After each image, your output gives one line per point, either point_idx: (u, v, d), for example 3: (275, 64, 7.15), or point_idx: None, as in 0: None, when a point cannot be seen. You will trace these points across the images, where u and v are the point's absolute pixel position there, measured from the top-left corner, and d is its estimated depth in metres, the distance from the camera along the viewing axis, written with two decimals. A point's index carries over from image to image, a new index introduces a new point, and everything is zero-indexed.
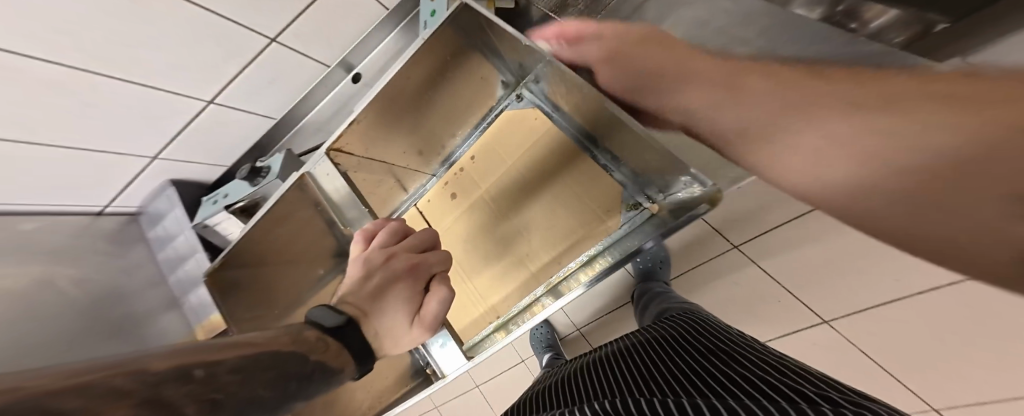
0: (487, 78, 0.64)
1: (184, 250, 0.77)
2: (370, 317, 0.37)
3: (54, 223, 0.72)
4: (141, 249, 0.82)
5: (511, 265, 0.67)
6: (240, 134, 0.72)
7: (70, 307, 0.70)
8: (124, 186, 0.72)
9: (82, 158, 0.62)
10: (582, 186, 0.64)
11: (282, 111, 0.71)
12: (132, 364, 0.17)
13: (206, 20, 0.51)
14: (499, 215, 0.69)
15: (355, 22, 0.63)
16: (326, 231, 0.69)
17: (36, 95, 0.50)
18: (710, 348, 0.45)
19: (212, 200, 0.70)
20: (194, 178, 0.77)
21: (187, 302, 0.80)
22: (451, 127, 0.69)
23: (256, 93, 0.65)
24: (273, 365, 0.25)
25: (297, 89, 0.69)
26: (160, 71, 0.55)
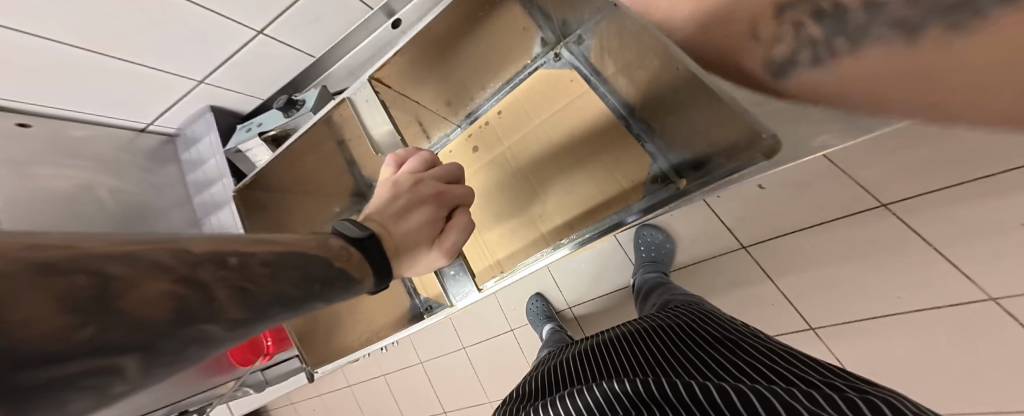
0: (528, 30, 0.63)
1: (213, 175, 0.81)
2: (391, 232, 0.38)
3: (102, 134, 0.76)
4: (173, 169, 0.86)
5: (521, 223, 0.67)
6: (280, 68, 0.73)
7: (103, 212, 0.74)
8: (167, 106, 0.75)
9: (135, 73, 0.65)
10: (608, 154, 0.63)
11: (322, 50, 0.72)
12: (169, 241, 0.17)
13: None
14: (519, 174, 0.69)
15: None
16: (346, 170, 0.75)
17: (112, 5, 0.53)
18: (718, 337, 0.43)
19: (245, 127, 0.72)
20: (230, 106, 0.79)
21: (207, 224, 0.84)
22: (483, 79, 0.69)
23: (302, 29, 0.66)
24: (300, 266, 0.25)
25: (339, 30, 0.69)
26: None
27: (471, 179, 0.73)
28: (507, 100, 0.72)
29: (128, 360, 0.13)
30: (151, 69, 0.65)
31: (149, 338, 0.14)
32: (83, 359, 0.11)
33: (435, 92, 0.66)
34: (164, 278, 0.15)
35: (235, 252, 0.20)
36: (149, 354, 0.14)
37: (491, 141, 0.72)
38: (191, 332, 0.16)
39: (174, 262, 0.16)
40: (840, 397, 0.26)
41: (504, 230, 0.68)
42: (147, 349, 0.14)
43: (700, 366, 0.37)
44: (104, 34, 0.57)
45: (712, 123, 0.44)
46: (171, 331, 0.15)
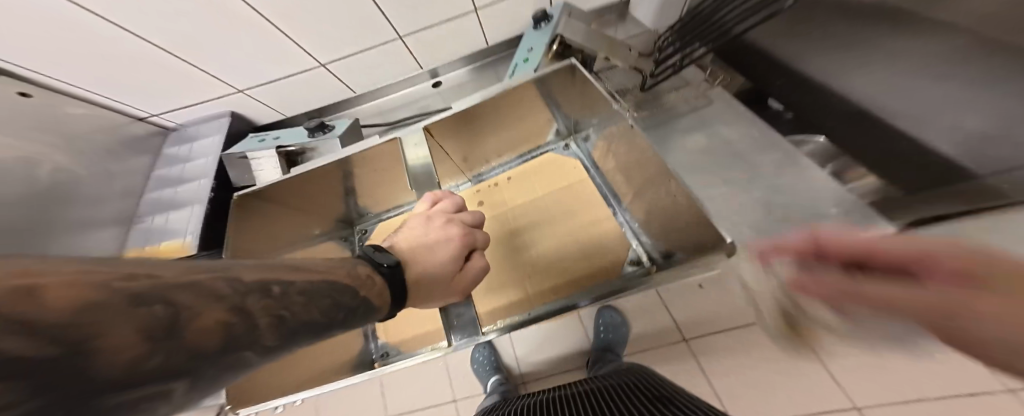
0: (547, 122, 0.79)
1: (190, 174, 0.75)
2: (416, 263, 0.40)
3: (97, 114, 0.72)
4: (144, 160, 0.79)
5: (507, 282, 0.70)
6: (320, 97, 0.80)
7: (24, 182, 0.62)
8: (185, 104, 0.75)
9: (178, 68, 0.66)
10: (594, 232, 0.72)
11: (366, 89, 0.81)
12: (223, 268, 0.17)
13: (369, 9, 0.64)
14: (516, 235, 0.75)
15: (461, 47, 0.80)
16: (342, 198, 0.77)
17: (203, 16, 0.58)
18: (656, 395, 0.46)
19: (259, 138, 0.74)
20: (250, 115, 0.80)
21: (146, 223, 0.73)
22: (501, 149, 0.81)
23: (358, 71, 0.76)
24: (330, 294, 0.24)
25: (387, 78, 0.81)
26: (306, 32, 0.65)
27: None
28: (515, 169, 0.83)
29: (175, 386, 0.12)
30: (199, 70, 0.67)
31: (196, 365, 0.13)
32: (143, 388, 0.11)
33: (458, 148, 0.75)
34: (218, 306, 0.15)
35: (279, 280, 0.20)
36: (191, 381, 0.13)
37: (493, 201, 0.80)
38: (234, 360, 0.15)
39: (229, 291, 0.16)
40: None
41: (489, 286, 0.71)
42: (189, 375, 0.13)
43: None
44: (168, 33, 0.60)
45: (682, 227, 0.56)
46: (215, 358, 0.14)
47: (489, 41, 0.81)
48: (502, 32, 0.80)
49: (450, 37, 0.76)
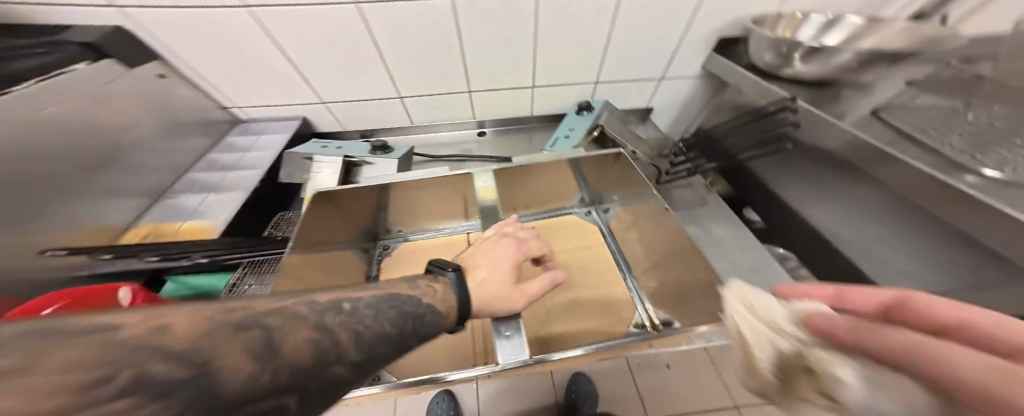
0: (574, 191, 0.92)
1: (243, 163, 0.79)
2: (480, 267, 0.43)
3: (192, 98, 0.79)
4: (201, 141, 0.82)
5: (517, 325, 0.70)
6: (383, 120, 0.94)
7: (89, 144, 0.63)
8: (266, 102, 0.85)
9: (286, 73, 0.79)
10: (604, 288, 0.76)
11: (423, 123, 0.97)
12: (301, 297, 0.23)
13: (458, 67, 0.83)
14: None
15: (512, 110, 0.98)
16: (377, 214, 0.82)
17: (335, 43, 0.73)
18: None
19: (321, 143, 0.83)
20: (317, 122, 0.92)
21: (177, 199, 0.72)
22: (531, 203, 0.92)
23: (424, 108, 0.92)
24: (393, 306, 0.27)
25: (446, 118, 0.96)
26: (404, 70, 0.81)
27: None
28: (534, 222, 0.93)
29: (288, 400, 0.17)
30: (303, 82, 0.81)
31: (298, 383, 0.18)
32: (262, 401, 0.16)
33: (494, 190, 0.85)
34: (306, 328, 0.20)
35: (349, 299, 0.25)
36: (300, 394, 0.18)
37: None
38: (329, 376, 0.20)
39: (307, 313, 0.21)
40: None
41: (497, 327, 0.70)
42: (299, 391, 0.18)
43: None
44: (298, 47, 0.74)
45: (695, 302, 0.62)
46: (314, 371, 0.19)
47: (534, 113, 1.01)
48: (548, 111, 1.00)
49: (506, 101, 0.95)
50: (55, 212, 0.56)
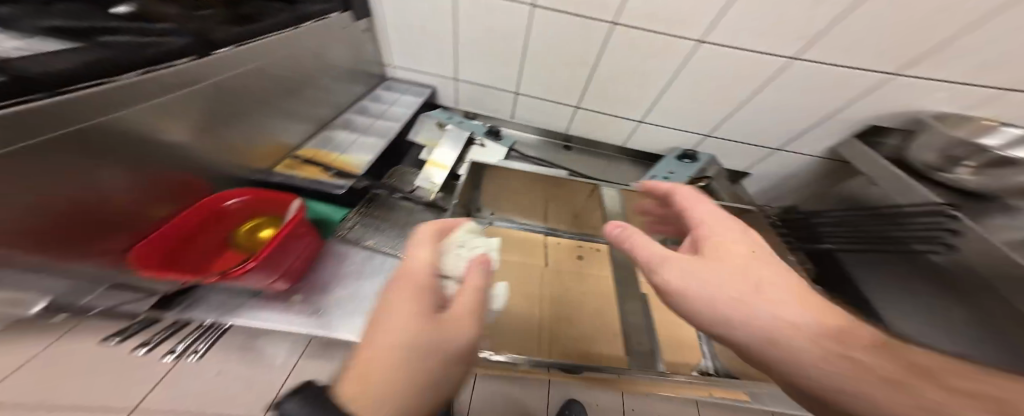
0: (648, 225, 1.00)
1: (387, 114, 1.01)
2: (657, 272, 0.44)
3: (369, 50, 1.00)
4: (359, 88, 1.03)
5: (563, 328, 0.79)
6: (494, 108, 1.13)
7: (298, 75, 0.79)
8: (417, 70, 1.06)
9: (445, 52, 0.97)
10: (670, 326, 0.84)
11: (523, 121, 1.15)
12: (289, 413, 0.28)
13: (581, 85, 0.95)
14: (601, 297, 0.87)
15: (604, 134, 1.10)
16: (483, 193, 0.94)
17: (496, 40, 0.89)
18: None
19: (448, 116, 1.09)
20: (442, 95, 1.12)
21: (336, 130, 0.94)
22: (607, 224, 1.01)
23: (530, 108, 1.09)
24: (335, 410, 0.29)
25: (545, 122, 1.13)
26: (535, 76, 0.96)
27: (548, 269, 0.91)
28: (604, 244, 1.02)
29: None
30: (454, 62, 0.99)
31: None
32: None
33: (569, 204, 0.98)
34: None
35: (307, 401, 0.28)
36: None
37: (573, 260, 0.94)
38: None
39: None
40: None
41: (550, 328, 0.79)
42: None
43: None
44: (466, 37, 0.90)
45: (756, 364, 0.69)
46: None
47: (625, 144, 1.12)
48: (640, 146, 1.10)
49: (603, 124, 1.07)
50: (255, 117, 0.70)
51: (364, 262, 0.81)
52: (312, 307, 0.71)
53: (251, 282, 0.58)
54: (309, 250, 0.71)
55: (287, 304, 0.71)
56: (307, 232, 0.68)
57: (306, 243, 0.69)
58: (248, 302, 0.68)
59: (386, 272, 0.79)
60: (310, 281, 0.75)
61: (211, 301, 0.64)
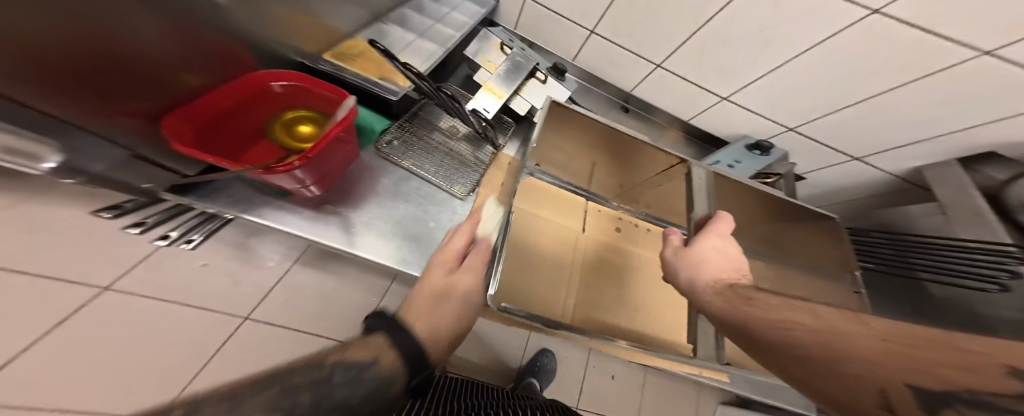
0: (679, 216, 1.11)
1: (445, 21, 0.96)
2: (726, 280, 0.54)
3: None
4: None
5: (586, 298, 0.91)
6: (559, 45, 1.04)
7: None
8: None
9: None
10: (662, 309, 0.96)
11: (586, 66, 1.08)
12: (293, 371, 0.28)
13: (676, 39, 0.89)
14: (615, 268, 0.99)
15: (665, 97, 1.08)
16: (549, 145, 0.97)
17: None
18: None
19: (508, 39, 0.95)
20: (501, 14, 1.02)
21: (390, 27, 0.92)
22: (648, 201, 1.09)
23: (601, 53, 1.01)
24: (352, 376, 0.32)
25: (612, 74, 1.07)
26: (623, 16, 0.88)
27: (582, 235, 1.01)
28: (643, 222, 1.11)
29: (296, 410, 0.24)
30: None
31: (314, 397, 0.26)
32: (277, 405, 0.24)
33: (621, 173, 1.04)
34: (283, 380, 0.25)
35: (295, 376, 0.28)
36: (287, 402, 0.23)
37: (607, 230, 1.05)
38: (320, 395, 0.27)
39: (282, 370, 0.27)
40: None
41: (577, 296, 0.90)
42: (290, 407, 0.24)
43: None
44: None
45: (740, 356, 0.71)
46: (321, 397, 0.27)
47: (689, 119, 1.14)
48: (706, 123, 1.13)
49: (671, 88, 1.04)
50: None
51: (398, 183, 0.80)
52: (344, 217, 0.73)
53: (294, 180, 0.57)
54: (348, 156, 0.69)
55: (321, 211, 0.73)
56: (349, 138, 0.65)
57: (347, 150, 0.66)
58: (279, 199, 0.72)
59: (424, 204, 0.79)
60: (343, 190, 0.77)
61: (258, 200, 0.70)
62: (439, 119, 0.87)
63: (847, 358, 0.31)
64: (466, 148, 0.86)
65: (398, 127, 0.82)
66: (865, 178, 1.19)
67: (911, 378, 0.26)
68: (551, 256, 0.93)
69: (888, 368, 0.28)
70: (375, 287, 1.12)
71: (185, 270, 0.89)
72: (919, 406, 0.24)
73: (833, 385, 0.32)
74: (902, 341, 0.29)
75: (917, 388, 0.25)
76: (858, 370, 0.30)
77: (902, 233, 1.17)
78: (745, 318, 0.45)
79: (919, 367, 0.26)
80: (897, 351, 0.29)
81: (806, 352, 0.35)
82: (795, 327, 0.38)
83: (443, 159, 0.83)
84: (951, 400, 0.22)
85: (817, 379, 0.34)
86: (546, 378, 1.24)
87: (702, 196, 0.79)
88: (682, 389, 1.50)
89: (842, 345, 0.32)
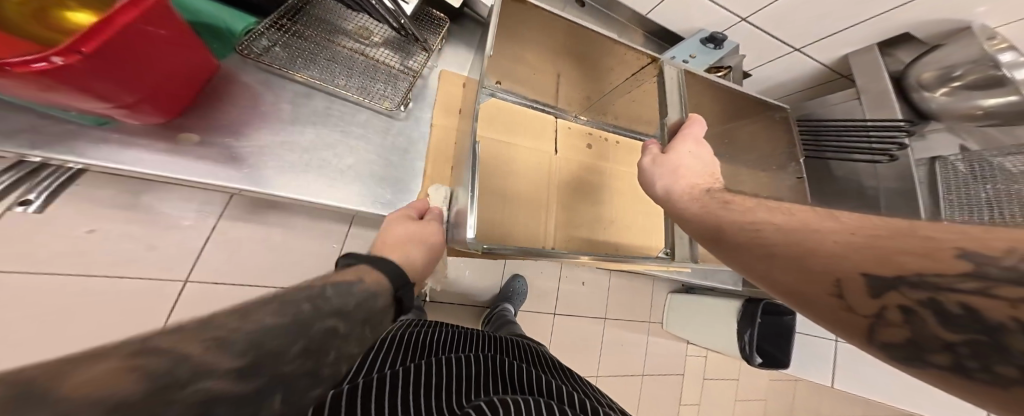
0: (649, 124, 1.07)
1: None
2: (685, 170, 0.53)
3: None
4: None
5: (563, 219, 0.89)
6: None
7: None
8: None
9: None
10: (633, 220, 0.99)
11: None
12: None
13: None
14: (587, 184, 0.96)
15: None
16: (508, 57, 0.82)
17: None
18: (518, 345, 0.78)
19: None
20: None
21: None
22: (619, 112, 1.03)
23: None
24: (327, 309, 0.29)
25: None
26: None
27: (555, 157, 0.95)
28: (610, 134, 1.08)
29: None
30: None
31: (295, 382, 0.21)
32: None
33: (587, 83, 0.92)
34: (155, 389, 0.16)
35: None
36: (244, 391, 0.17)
37: (579, 149, 0.99)
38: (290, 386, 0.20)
39: None
40: (528, 369, 0.64)
41: (554, 216, 0.88)
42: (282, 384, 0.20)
43: (499, 362, 0.64)
44: None
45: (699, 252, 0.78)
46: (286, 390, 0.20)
47: (646, 14, 1.03)
48: (662, 16, 1.02)
49: None
50: None
51: (298, 104, 0.65)
52: (212, 146, 0.57)
53: (93, 96, 0.41)
54: (191, 65, 0.52)
55: (178, 143, 0.56)
56: (180, 35, 0.47)
57: (186, 56, 0.50)
58: (101, 129, 0.52)
59: (341, 127, 0.66)
60: (210, 117, 0.59)
61: (52, 130, 0.50)
62: (343, 19, 0.67)
63: (806, 254, 0.29)
64: (390, 56, 0.69)
65: (275, 27, 0.61)
66: (801, 70, 1.23)
67: (868, 267, 0.24)
68: (528, 189, 0.87)
69: (848, 264, 0.25)
70: (332, 232, 1.02)
71: (68, 237, 0.76)
72: (869, 293, 0.24)
73: (776, 275, 0.31)
74: (871, 234, 0.26)
75: (873, 276, 0.24)
76: (815, 264, 0.28)
77: (824, 118, 1.25)
78: (697, 207, 0.45)
79: (873, 253, 0.25)
80: (863, 245, 0.26)
81: (758, 245, 0.33)
82: (766, 230, 0.33)
83: (354, 71, 0.66)
84: (898, 284, 0.22)
85: (760, 271, 0.33)
86: (519, 299, 1.30)
87: (678, 98, 0.73)
88: (641, 285, 1.71)
89: (808, 241, 0.29)
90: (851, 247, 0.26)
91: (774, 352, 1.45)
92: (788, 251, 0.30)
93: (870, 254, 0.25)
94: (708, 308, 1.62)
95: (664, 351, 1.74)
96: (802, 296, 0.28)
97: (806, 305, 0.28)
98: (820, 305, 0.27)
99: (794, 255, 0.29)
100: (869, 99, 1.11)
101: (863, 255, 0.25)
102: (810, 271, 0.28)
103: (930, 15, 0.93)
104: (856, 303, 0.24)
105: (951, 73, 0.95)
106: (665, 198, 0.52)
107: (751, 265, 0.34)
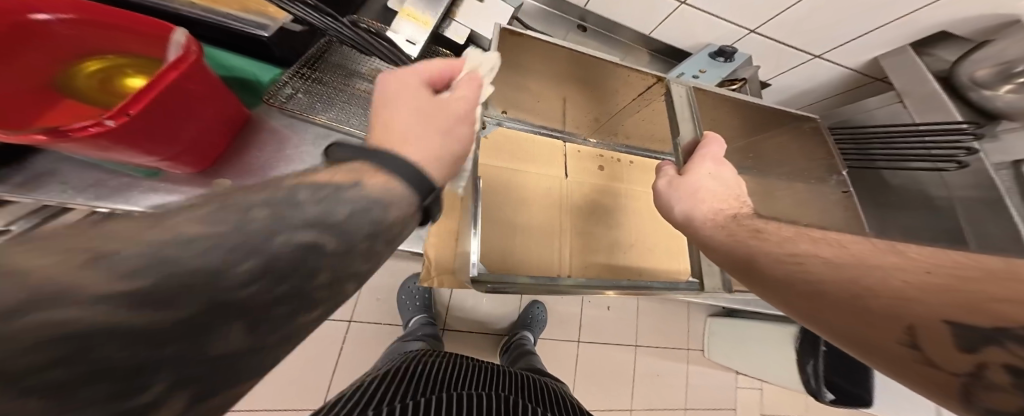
0: (663, 142, 1.03)
1: None
2: (705, 190, 0.48)
3: None
4: None
5: (579, 244, 0.85)
6: None
7: None
8: None
9: None
10: (657, 245, 0.92)
11: None
12: None
13: None
14: (602, 207, 0.92)
15: (626, 12, 0.96)
16: (515, 87, 0.84)
17: None
18: (537, 384, 0.72)
19: None
20: None
21: None
22: (632, 132, 1.01)
23: None
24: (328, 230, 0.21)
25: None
26: None
27: (566, 180, 0.93)
28: (623, 155, 1.05)
29: None
30: None
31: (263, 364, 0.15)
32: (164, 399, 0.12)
33: (595, 106, 0.91)
34: None
35: None
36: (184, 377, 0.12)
37: (590, 170, 0.97)
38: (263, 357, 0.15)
39: None
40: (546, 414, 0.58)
41: (569, 241, 0.84)
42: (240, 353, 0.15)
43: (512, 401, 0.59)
44: None
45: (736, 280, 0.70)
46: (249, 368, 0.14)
47: (649, 34, 1.03)
48: (668, 35, 1.01)
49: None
50: None
51: (318, 144, 0.69)
52: None
53: (143, 150, 0.47)
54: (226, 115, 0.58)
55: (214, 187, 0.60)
56: (215, 89, 0.53)
57: (222, 108, 0.56)
58: (150, 180, 0.58)
59: None
60: (243, 162, 0.64)
61: (111, 183, 0.56)
62: (359, 63, 0.72)
63: (866, 293, 0.23)
64: None
65: (298, 76, 0.67)
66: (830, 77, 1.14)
67: (950, 313, 0.19)
68: (540, 214, 0.84)
69: (924, 309, 0.20)
70: None
71: None
72: (958, 346, 0.18)
73: (830, 318, 0.26)
74: (954, 274, 0.21)
75: (959, 326, 0.18)
76: (877, 305, 0.23)
77: (865, 124, 1.14)
78: (724, 233, 0.40)
79: (958, 297, 0.19)
80: (944, 288, 0.20)
81: (803, 282, 0.28)
82: (812, 263, 0.29)
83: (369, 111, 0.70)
84: (999, 337, 0.17)
85: (807, 311, 0.28)
86: (539, 327, 1.23)
87: (690, 115, 0.70)
88: (673, 310, 1.57)
89: (867, 279, 0.24)
90: (925, 289, 0.21)
91: (849, 387, 1.15)
92: (840, 289, 0.25)
93: (954, 301, 0.19)
94: (755, 336, 1.43)
95: (708, 385, 1.54)
96: (866, 344, 0.23)
97: (875, 356, 0.23)
98: (889, 355, 0.21)
99: (851, 294, 0.24)
100: (914, 101, 0.99)
101: (945, 299, 0.20)
102: (873, 314, 0.23)
103: (967, 13, 0.84)
104: (940, 357, 0.19)
105: (1011, 69, 0.82)
106: (685, 223, 0.47)
107: (796, 302, 0.29)
